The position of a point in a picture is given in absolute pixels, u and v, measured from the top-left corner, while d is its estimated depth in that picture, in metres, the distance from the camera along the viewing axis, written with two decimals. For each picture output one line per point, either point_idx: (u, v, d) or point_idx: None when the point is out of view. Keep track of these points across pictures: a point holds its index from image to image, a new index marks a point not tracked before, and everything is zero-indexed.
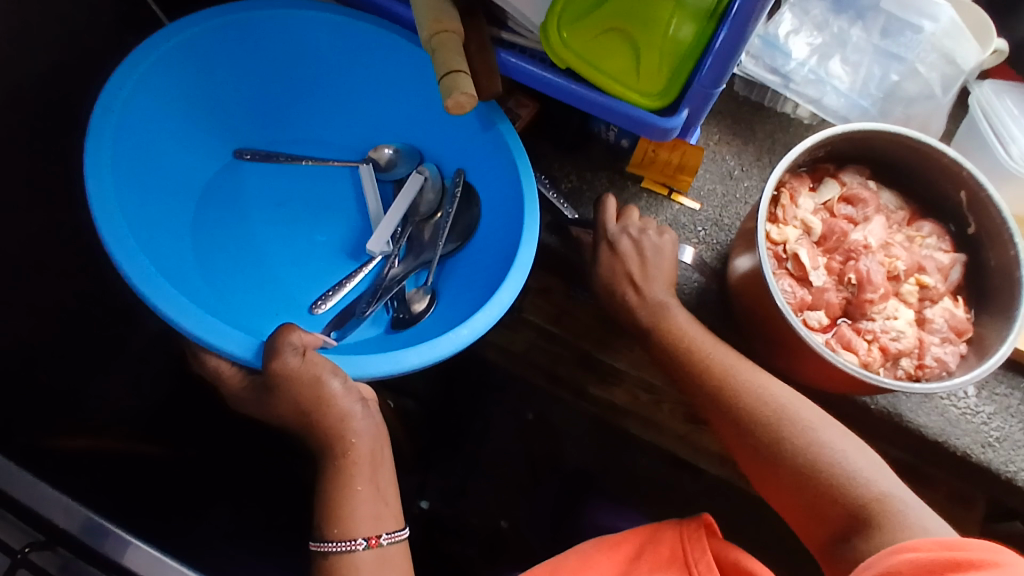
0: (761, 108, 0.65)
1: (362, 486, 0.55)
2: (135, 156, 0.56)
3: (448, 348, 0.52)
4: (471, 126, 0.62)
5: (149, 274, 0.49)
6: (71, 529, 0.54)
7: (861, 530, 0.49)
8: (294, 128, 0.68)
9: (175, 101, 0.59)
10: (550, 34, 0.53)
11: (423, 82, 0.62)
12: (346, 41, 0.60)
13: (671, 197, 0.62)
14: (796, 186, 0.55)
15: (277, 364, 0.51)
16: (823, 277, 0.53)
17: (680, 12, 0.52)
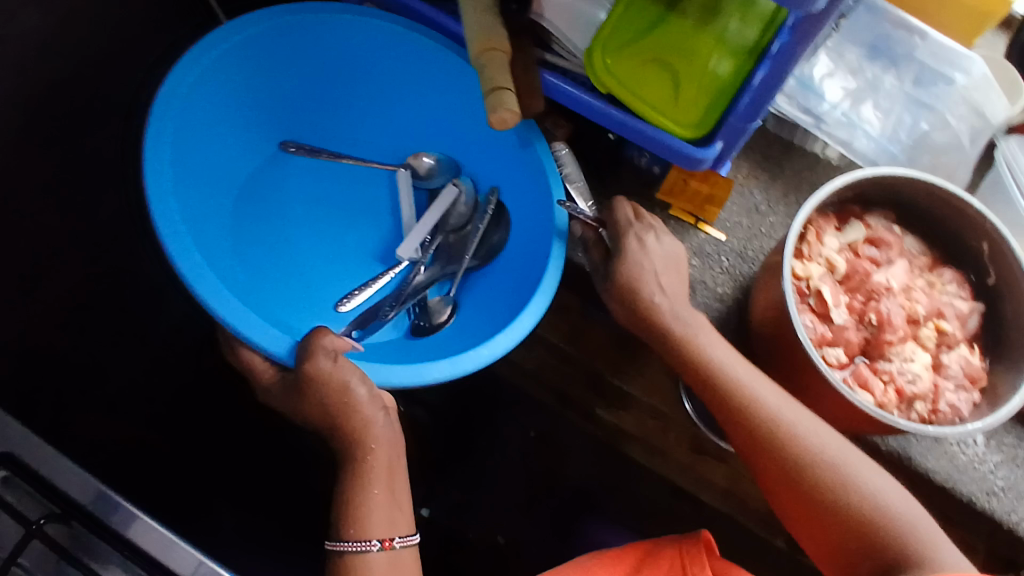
0: (791, 146, 0.67)
1: (378, 491, 0.56)
2: (186, 149, 0.57)
3: (471, 365, 0.53)
4: (507, 143, 0.63)
5: (197, 267, 0.51)
6: (83, 500, 0.55)
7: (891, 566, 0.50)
8: (336, 129, 0.70)
9: (230, 97, 0.60)
10: (595, 60, 0.54)
11: (466, 96, 0.63)
12: (395, 51, 0.61)
13: (698, 226, 0.63)
14: (822, 225, 0.56)
15: (310, 367, 0.53)
16: (844, 315, 0.54)
17: (721, 48, 0.55)
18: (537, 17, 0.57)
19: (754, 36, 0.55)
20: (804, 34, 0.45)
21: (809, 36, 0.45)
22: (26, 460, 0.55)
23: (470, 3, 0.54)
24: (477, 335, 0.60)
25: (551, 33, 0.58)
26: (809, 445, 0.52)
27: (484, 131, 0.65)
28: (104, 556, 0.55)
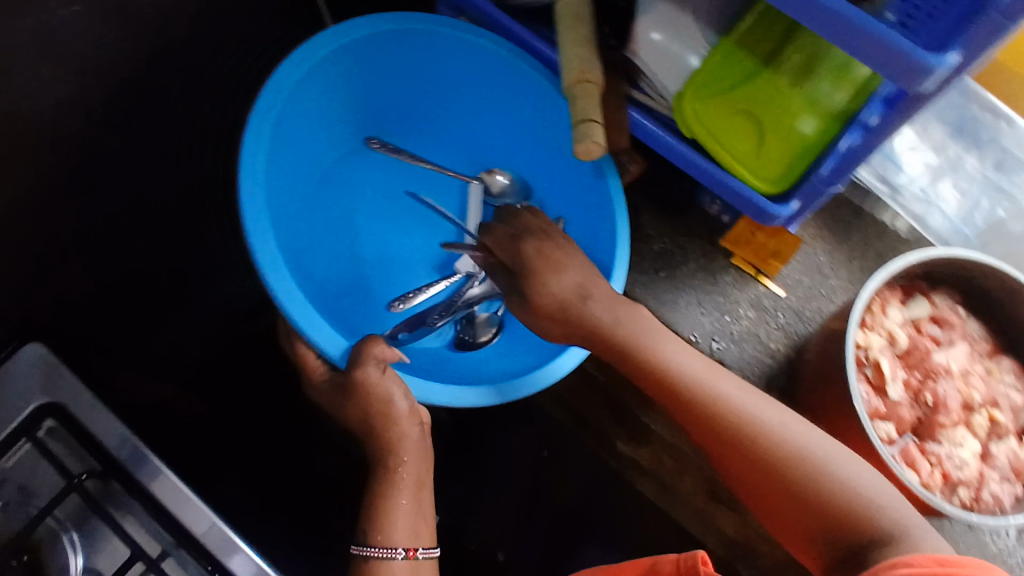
0: (860, 212, 0.66)
1: (406, 501, 0.56)
2: (279, 141, 0.59)
3: (503, 397, 0.56)
4: (582, 173, 0.64)
5: (275, 263, 0.53)
6: (119, 454, 0.54)
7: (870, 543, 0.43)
8: (420, 133, 0.72)
9: (329, 94, 0.62)
10: (684, 104, 0.55)
11: (552, 125, 0.64)
12: (491, 73, 0.62)
13: (757, 278, 0.63)
14: (887, 297, 0.56)
15: (360, 373, 0.55)
16: (900, 391, 0.54)
17: (809, 109, 0.53)
18: (635, 57, 0.57)
19: (843, 101, 0.52)
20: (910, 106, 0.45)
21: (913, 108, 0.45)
22: (69, 408, 0.54)
23: (568, 32, 0.55)
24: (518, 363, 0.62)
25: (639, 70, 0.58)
26: (759, 428, 0.47)
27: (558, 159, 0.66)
28: (136, 516, 0.55)
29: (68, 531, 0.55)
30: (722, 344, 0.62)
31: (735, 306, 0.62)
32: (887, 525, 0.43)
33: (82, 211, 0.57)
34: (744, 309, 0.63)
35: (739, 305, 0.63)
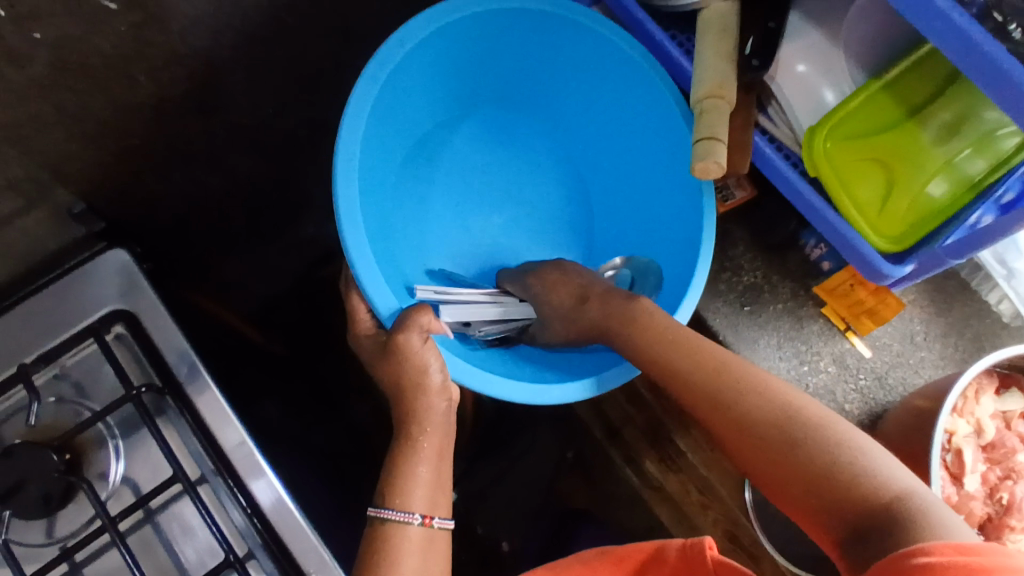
0: (965, 288, 0.62)
1: (423, 470, 0.51)
2: (392, 91, 0.58)
3: (513, 393, 0.53)
4: (675, 183, 0.62)
5: (354, 208, 0.52)
6: (178, 374, 0.53)
7: (885, 526, 0.36)
8: (524, 108, 0.72)
9: (450, 54, 0.61)
10: (815, 139, 0.53)
11: (650, 130, 0.63)
12: (609, 63, 0.61)
13: (845, 333, 0.60)
14: (984, 383, 0.51)
15: (402, 338, 0.52)
16: (977, 484, 0.51)
17: (946, 173, 0.51)
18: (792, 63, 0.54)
19: (981, 171, 0.50)
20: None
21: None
22: (140, 318, 0.54)
23: (708, 43, 0.53)
24: (579, 365, 0.61)
25: (773, 97, 0.55)
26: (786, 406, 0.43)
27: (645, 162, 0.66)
28: (180, 435, 0.54)
29: (114, 438, 0.54)
30: None
31: (816, 358, 0.60)
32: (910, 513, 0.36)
33: (187, 128, 0.57)
34: (825, 363, 0.60)
35: (820, 358, 0.60)
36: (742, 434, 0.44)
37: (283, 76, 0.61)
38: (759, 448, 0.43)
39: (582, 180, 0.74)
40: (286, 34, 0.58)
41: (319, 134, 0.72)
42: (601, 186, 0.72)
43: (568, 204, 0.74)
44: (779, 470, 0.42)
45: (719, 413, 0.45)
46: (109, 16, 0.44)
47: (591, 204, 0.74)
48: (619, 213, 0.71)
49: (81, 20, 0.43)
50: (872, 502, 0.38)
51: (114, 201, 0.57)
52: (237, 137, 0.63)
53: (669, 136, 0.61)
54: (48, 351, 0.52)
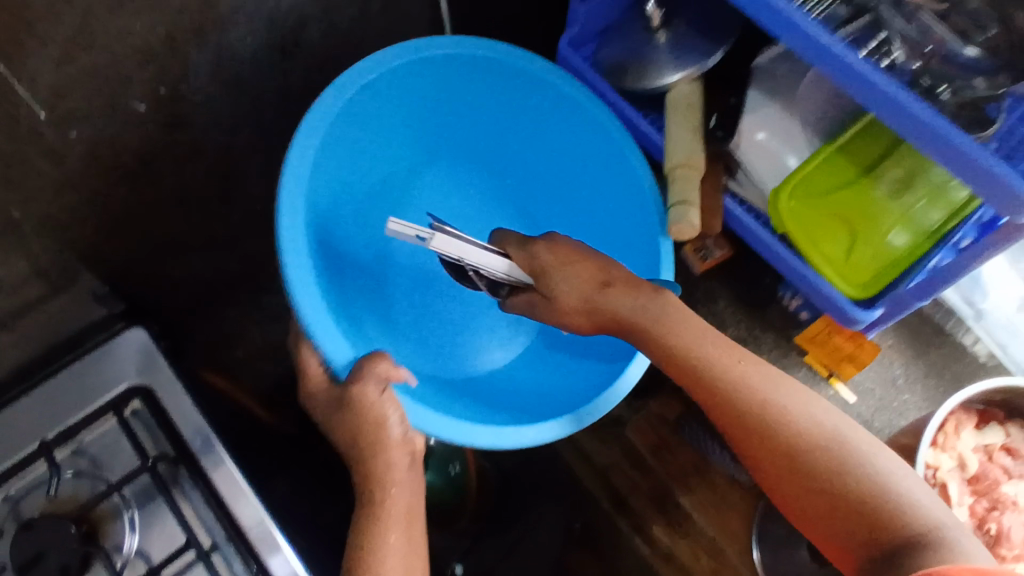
0: (941, 331, 0.65)
1: (394, 541, 0.48)
2: (337, 138, 0.59)
3: (510, 444, 0.52)
4: (634, 225, 0.64)
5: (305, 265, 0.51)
6: (194, 447, 0.54)
7: (908, 552, 0.39)
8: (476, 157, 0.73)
9: (398, 101, 0.62)
10: (779, 200, 0.56)
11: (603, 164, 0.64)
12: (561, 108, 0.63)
13: (828, 379, 0.63)
14: (963, 418, 0.54)
15: (357, 390, 0.50)
16: (965, 516, 0.53)
17: (904, 223, 0.55)
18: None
19: (937, 220, 0.54)
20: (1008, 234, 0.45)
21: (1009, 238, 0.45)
22: (157, 392, 0.55)
23: (677, 120, 0.59)
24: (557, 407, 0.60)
25: (739, 163, 0.60)
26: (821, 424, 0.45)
27: (601, 199, 0.67)
28: (195, 507, 0.54)
29: (130, 511, 0.53)
30: None
31: None
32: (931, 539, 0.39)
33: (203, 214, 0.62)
34: None
35: None
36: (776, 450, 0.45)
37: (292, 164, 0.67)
38: (786, 468, 0.44)
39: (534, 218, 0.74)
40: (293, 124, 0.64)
41: None
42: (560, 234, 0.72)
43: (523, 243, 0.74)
44: (808, 490, 0.43)
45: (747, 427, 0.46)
46: (139, 116, 0.50)
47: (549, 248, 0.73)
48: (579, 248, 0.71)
49: (114, 120, 0.49)
50: (897, 528, 0.40)
51: None
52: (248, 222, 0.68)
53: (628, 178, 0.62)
54: (69, 426, 0.53)
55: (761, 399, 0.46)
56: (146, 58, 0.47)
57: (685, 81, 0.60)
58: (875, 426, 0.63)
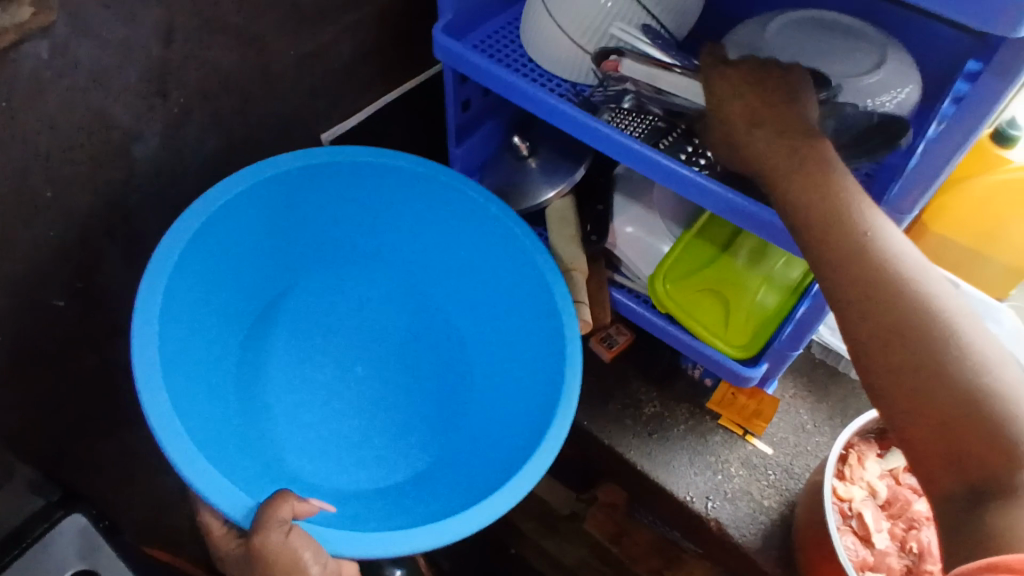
0: (835, 372, 0.72)
1: None
2: (194, 272, 0.59)
3: (448, 536, 0.50)
4: (524, 300, 0.65)
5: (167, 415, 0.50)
6: None
7: (997, 493, 0.35)
8: (354, 251, 0.73)
9: (250, 226, 0.63)
10: (656, 285, 0.63)
11: (479, 236, 0.66)
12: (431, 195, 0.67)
13: (745, 437, 0.67)
14: (864, 449, 0.59)
15: (259, 539, 0.47)
16: (886, 540, 0.56)
17: (769, 284, 0.63)
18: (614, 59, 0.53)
19: (797, 276, 0.63)
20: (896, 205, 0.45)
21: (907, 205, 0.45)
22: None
23: (557, 232, 0.67)
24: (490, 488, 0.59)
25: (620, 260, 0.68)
26: (956, 343, 0.38)
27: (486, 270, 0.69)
28: None
29: None
30: (715, 502, 0.64)
31: (726, 465, 0.66)
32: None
33: (134, 392, 0.65)
34: (735, 467, 0.66)
35: (730, 464, 0.66)
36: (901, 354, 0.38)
37: None
38: (895, 359, 0.39)
39: (433, 300, 0.73)
40: None
41: None
42: (458, 306, 0.73)
43: (427, 329, 0.73)
44: (914, 396, 0.38)
45: (873, 306, 0.40)
46: (58, 312, 0.54)
47: (452, 319, 0.73)
48: (484, 323, 0.71)
49: (34, 319, 0.53)
50: (995, 464, 0.35)
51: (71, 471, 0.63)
52: None
53: (513, 260, 0.65)
54: None
55: (902, 279, 0.40)
56: (62, 260, 0.52)
57: (559, 197, 0.68)
58: (796, 472, 0.66)
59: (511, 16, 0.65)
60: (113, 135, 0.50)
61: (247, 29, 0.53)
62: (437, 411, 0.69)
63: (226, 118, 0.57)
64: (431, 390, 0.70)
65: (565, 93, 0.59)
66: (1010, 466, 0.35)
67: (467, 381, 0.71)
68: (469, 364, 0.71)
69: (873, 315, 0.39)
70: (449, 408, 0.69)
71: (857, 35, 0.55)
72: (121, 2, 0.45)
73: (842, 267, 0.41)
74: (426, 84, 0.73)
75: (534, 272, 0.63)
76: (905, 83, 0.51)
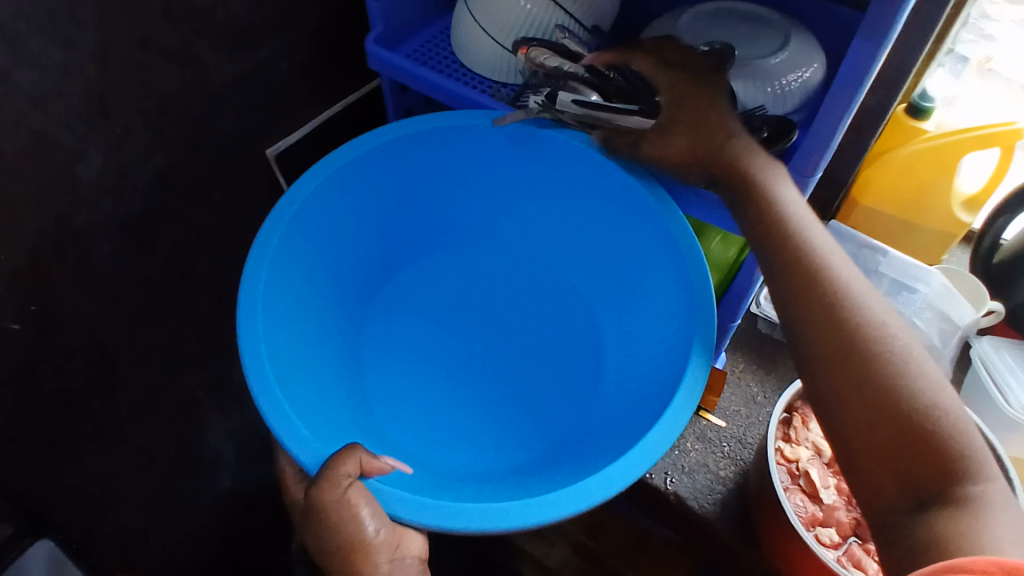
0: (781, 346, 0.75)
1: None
2: (301, 247, 0.62)
3: (522, 518, 0.46)
4: (656, 262, 0.62)
5: (267, 383, 0.51)
6: None
7: (937, 501, 0.39)
8: (465, 232, 0.75)
9: (358, 207, 0.66)
10: None
11: (614, 195, 0.63)
12: (554, 168, 0.66)
13: (699, 413, 0.70)
14: (808, 411, 0.62)
15: (319, 488, 0.47)
16: (834, 495, 0.58)
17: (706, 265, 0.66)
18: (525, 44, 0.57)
19: (733, 255, 0.66)
20: (806, 164, 0.50)
21: (812, 164, 0.50)
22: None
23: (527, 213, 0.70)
24: (612, 452, 0.55)
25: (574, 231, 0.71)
26: (900, 360, 0.43)
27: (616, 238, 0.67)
28: None
29: None
30: (674, 477, 0.68)
31: (681, 441, 0.69)
32: (972, 497, 0.39)
33: (97, 413, 0.65)
34: (691, 442, 0.69)
35: (686, 440, 0.70)
36: (851, 373, 0.43)
37: (178, 352, 0.72)
38: (846, 372, 0.44)
39: (563, 274, 0.74)
40: (167, 315, 0.69)
41: (219, 391, 0.80)
42: (588, 279, 0.72)
43: (544, 300, 0.73)
44: (863, 410, 0.42)
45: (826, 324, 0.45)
46: (14, 335, 0.55)
47: (578, 289, 0.73)
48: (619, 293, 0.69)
49: None
50: (938, 477, 0.40)
51: (38, 497, 0.62)
52: (140, 416, 0.70)
53: (644, 224, 0.62)
54: None
55: (852, 299, 0.46)
56: (12, 282, 0.53)
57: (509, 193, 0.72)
58: (750, 442, 0.69)
59: (443, 26, 0.68)
60: (57, 156, 0.51)
61: (183, 49, 0.55)
62: (557, 387, 0.68)
63: (169, 137, 0.59)
64: (552, 365, 0.70)
65: (491, 92, 0.62)
66: (951, 479, 0.39)
67: (595, 354, 0.69)
68: (598, 333, 0.70)
69: (828, 330, 0.45)
70: (571, 382, 0.68)
71: (763, 22, 0.58)
72: (59, 26, 0.47)
73: (805, 285, 0.47)
74: (363, 98, 0.77)
75: (666, 233, 0.59)
76: (812, 60, 0.54)
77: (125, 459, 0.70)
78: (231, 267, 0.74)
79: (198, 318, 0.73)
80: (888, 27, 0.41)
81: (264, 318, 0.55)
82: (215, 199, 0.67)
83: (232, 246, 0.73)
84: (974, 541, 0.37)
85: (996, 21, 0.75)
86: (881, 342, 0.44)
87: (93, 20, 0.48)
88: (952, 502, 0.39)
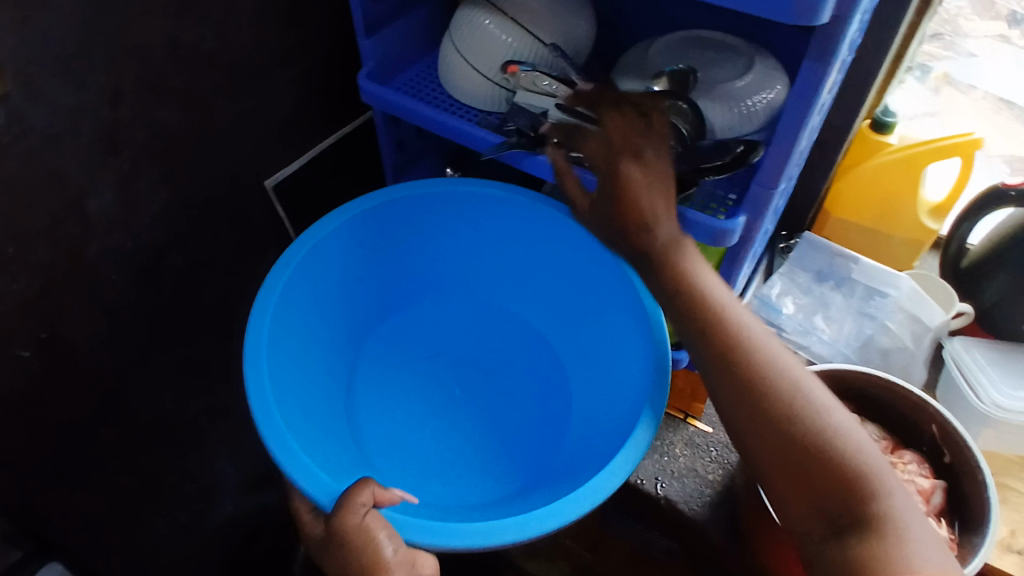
0: None
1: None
2: (296, 300, 0.65)
3: (505, 534, 0.49)
4: (613, 293, 0.67)
5: (269, 420, 0.54)
6: None
7: (851, 526, 0.45)
8: (445, 277, 0.79)
9: (348, 259, 0.70)
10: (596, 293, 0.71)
11: (571, 235, 0.68)
12: (524, 218, 0.71)
13: (687, 420, 0.74)
14: None
15: (339, 517, 0.49)
16: None
17: None
18: (513, 64, 0.61)
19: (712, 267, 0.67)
20: (772, 175, 0.53)
21: (777, 172, 0.53)
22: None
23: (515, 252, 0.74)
24: (590, 468, 0.60)
25: (545, 279, 0.75)
26: (809, 400, 0.49)
27: (577, 281, 0.72)
28: None
29: None
30: (663, 482, 0.70)
31: (670, 447, 0.72)
32: (881, 518, 0.44)
33: (104, 439, 0.67)
34: (679, 448, 0.72)
35: (675, 446, 0.73)
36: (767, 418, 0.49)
37: (181, 379, 0.74)
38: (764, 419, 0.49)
39: (529, 318, 0.78)
40: (171, 344, 0.71)
41: (222, 417, 0.82)
42: (551, 320, 0.76)
43: (517, 341, 0.77)
44: (782, 455, 0.48)
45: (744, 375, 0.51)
46: (25, 363, 0.57)
47: (545, 331, 0.77)
48: (575, 327, 0.74)
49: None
50: (851, 503, 0.45)
51: (47, 521, 0.64)
52: (145, 441, 0.72)
53: (603, 262, 0.67)
54: None
55: (763, 351, 0.51)
56: (25, 313, 0.55)
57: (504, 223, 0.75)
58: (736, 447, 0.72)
59: (431, 61, 0.72)
60: (70, 191, 0.55)
61: (188, 89, 0.59)
62: (529, 411, 0.73)
63: (173, 170, 0.62)
64: (523, 397, 0.74)
65: (478, 119, 0.65)
66: (862, 500, 0.45)
67: (566, 394, 0.73)
68: (567, 374, 0.74)
69: (738, 383, 0.51)
70: (544, 416, 0.72)
71: (728, 49, 0.62)
72: (71, 71, 0.50)
73: (721, 344, 0.53)
74: (355, 130, 0.81)
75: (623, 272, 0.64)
76: (775, 82, 0.58)
77: (130, 484, 0.72)
78: (235, 292, 0.77)
79: (202, 345, 0.75)
80: (832, 51, 0.45)
81: (268, 365, 0.58)
82: (219, 229, 0.71)
83: (234, 275, 0.76)
84: (887, 554, 0.42)
85: (973, 39, 0.79)
86: (787, 384, 0.50)
87: (104, 64, 0.52)
88: (866, 525, 0.44)
